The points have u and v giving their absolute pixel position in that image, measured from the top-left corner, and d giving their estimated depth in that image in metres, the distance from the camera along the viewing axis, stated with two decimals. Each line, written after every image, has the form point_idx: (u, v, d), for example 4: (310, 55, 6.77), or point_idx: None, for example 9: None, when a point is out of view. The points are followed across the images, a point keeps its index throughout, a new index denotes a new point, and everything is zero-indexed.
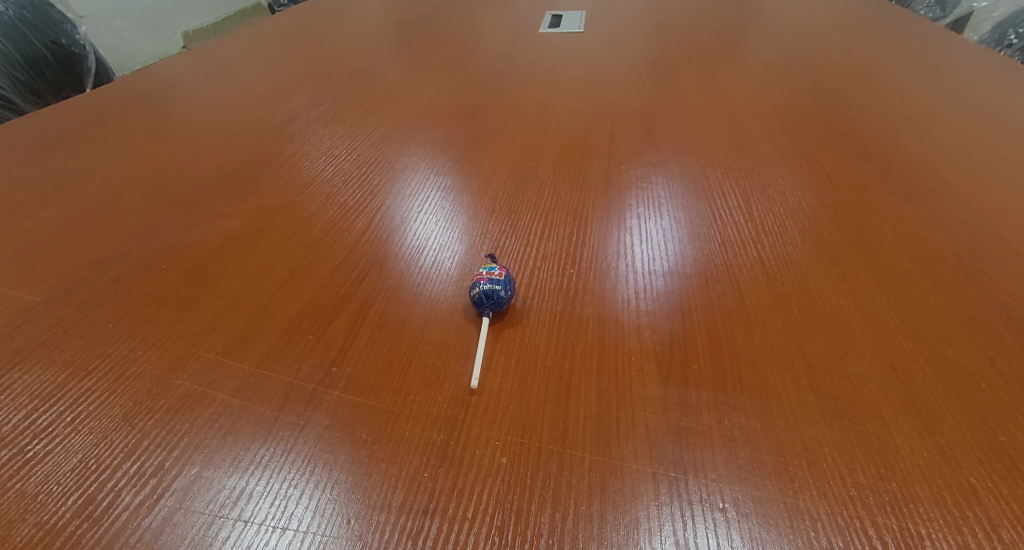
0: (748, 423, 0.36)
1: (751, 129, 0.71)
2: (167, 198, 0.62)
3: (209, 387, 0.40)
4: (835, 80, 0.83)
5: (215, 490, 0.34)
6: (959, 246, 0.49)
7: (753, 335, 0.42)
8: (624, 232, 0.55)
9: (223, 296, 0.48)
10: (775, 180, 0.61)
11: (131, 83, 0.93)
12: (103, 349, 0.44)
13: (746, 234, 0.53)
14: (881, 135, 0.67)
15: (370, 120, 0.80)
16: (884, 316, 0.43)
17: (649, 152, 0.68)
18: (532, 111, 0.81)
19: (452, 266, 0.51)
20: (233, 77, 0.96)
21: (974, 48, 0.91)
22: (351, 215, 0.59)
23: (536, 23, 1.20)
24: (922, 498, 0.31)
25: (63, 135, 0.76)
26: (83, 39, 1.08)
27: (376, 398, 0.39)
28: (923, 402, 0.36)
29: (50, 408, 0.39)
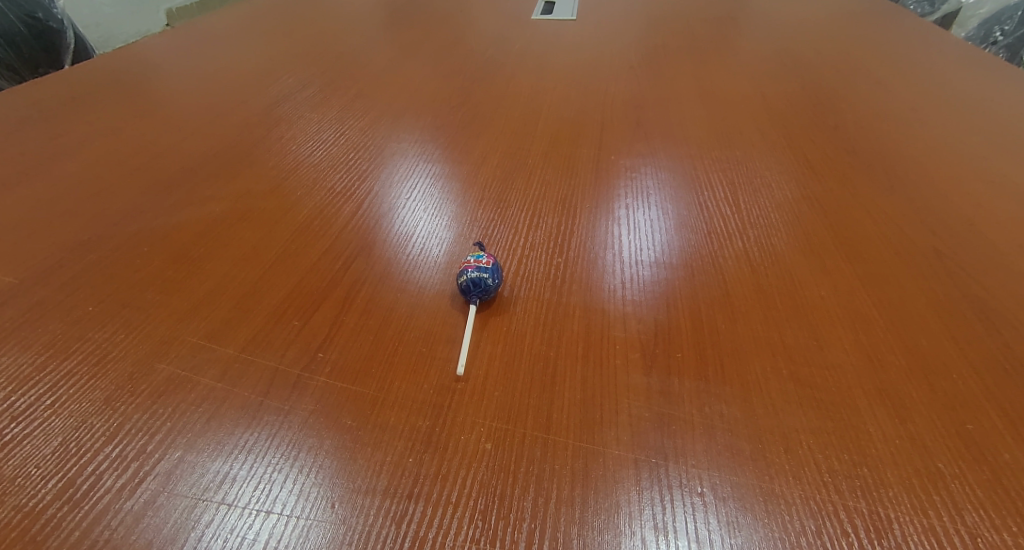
0: (728, 411, 0.36)
1: (741, 122, 0.72)
2: (149, 179, 0.61)
3: (192, 371, 0.40)
4: (823, 74, 0.84)
5: (199, 473, 0.34)
6: (938, 240, 0.50)
7: (736, 325, 0.42)
8: (613, 222, 0.55)
9: (207, 281, 0.48)
10: (763, 173, 0.61)
11: (112, 60, 0.91)
12: (82, 332, 0.43)
13: (732, 226, 0.53)
14: (866, 129, 0.68)
15: (359, 104, 0.79)
16: (863, 307, 0.44)
17: (639, 142, 0.68)
18: (524, 98, 0.81)
19: (440, 253, 0.51)
20: (218, 57, 0.94)
21: (960, 45, 0.92)
22: (338, 200, 0.59)
23: (529, 10, 1.19)
24: (892, 483, 0.32)
25: (40, 112, 0.74)
26: (61, 13, 1.05)
27: (362, 384, 0.39)
28: (897, 391, 0.37)
29: (28, 390, 0.39)
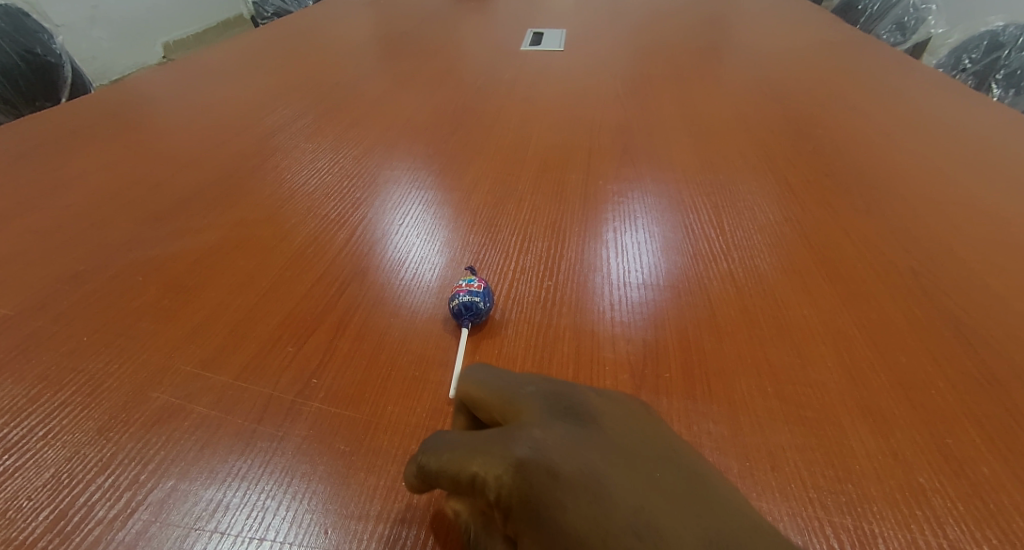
0: (716, 429, 0.37)
1: (723, 147, 0.74)
2: (146, 210, 0.62)
3: (187, 399, 0.40)
4: (802, 100, 0.87)
5: (191, 502, 0.34)
6: (915, 260, 0.52)
7: (723, 345, 0.43)
8: (601, 245, 0.56)
9: (202, 309, 0.48)
10: (746, 196, 0.63)
11: (110, 93, 0.93)
12: (77, 362, 0.43)
13: (717, 248, 0.55)
14: (844, 154, 0.71)
15: (353, 134, 0.81)
16: (844, 326, 0.45)
17: (626, 168, 0.70)
18: (513, 126, 0.83)
19: (432, 278, 0.52)
20: (215, 90, 0.96)
21: (931, 73, 0.96)
22: (333, 227, 0.60)
23: (519, 41, 1.23)
24: (876, 499, 0.33)
25: (38, 145, 0.76)
26: (60, 48, 1.07)
27: (356, 409, 0.39)
28: (878, 408, 0.38)
29: (21, 422, 0.39)
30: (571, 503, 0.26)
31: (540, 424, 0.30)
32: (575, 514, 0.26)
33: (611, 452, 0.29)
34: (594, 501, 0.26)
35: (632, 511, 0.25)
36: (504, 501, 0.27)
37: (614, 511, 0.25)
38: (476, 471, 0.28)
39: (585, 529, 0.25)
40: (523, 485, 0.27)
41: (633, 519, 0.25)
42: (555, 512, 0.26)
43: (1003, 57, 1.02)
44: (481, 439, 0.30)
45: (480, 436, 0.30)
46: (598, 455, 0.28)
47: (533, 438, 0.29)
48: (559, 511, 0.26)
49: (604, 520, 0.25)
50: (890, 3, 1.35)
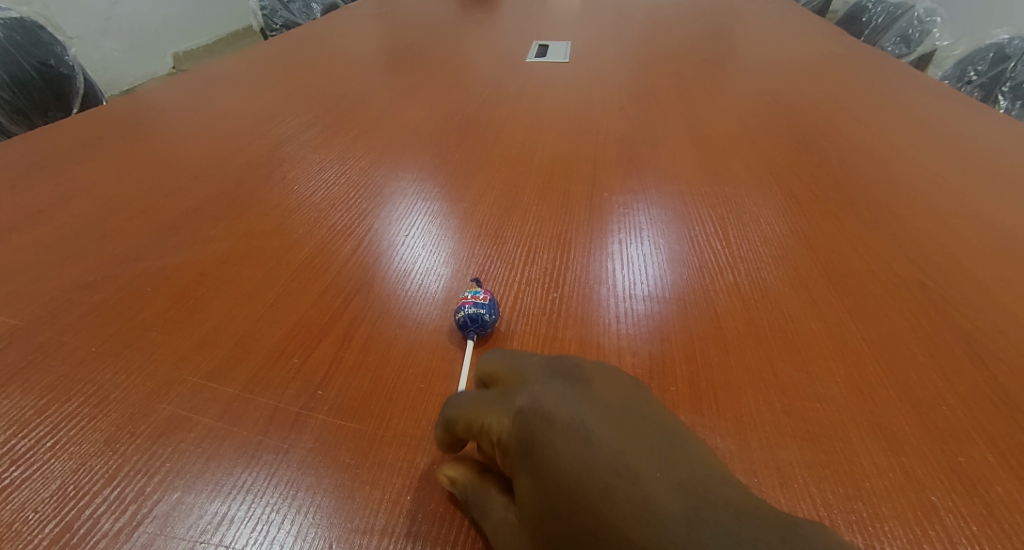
0: (723, 444, 0.37)
1: (728, 159, 0.74)
2: (155, 221, 0.62)
3: (193, 411, 0.40)
4: (806, 112, 0.87)
5: (196, 515, 0.34)
6: (922, 273, 0.51)
7: (729, 359, 0.43)
8: (606, 257, 0.56)
9: (209, 320, 0.49)
10: (752, 208, 0.63)
11: (121, 105, 0.94)
12: (84, 373, 0.44)
13: (723, 260, 0.55)
14: (849, 166, 0.71)
15: (360, 145, 0.82)
16: (852, 340, 0.45)
17: (631, 180, 0.70)
18: (518, 137, 0.84)
19: (438, 289, 0.52)
20: (224, 101, 0.97)
21: (936, 86, 0.96)
22: (339, 238, 0.60)
23: (524, 53, 1.24)
24: (887, 517, 0.33)
25: (50, 156, 0.77)
26: (73, 60, 1.09)
27: (361, 421, 0.39)
28: (888, 424, 0.38)
29: (29, 433, 0.39)
30: (559, 446, 0.29)
31: (541, 381, 0.34)
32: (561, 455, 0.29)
33: (602, 408, 0.31)
34: (581, 448, 0.29)
35: (614, 455, 0.28)
36: (507, 445, 0.31)
37: (597, 454, 0.28)
38: (488, 422, 0.33)
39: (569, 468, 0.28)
40: (521, 430, 0.31)
41: (614, 463, 0.28)
42: (547, 453, 0.29)
43: (1009, 69, 1.02)
44: (489, 401, 0.34)
45: (489, 395, 0.35)
46: (591, 410, 0.31)
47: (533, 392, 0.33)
48: (549, 452, 0.29)
49: (586, 462, 0.28)
50: (894, 15, 1.36)
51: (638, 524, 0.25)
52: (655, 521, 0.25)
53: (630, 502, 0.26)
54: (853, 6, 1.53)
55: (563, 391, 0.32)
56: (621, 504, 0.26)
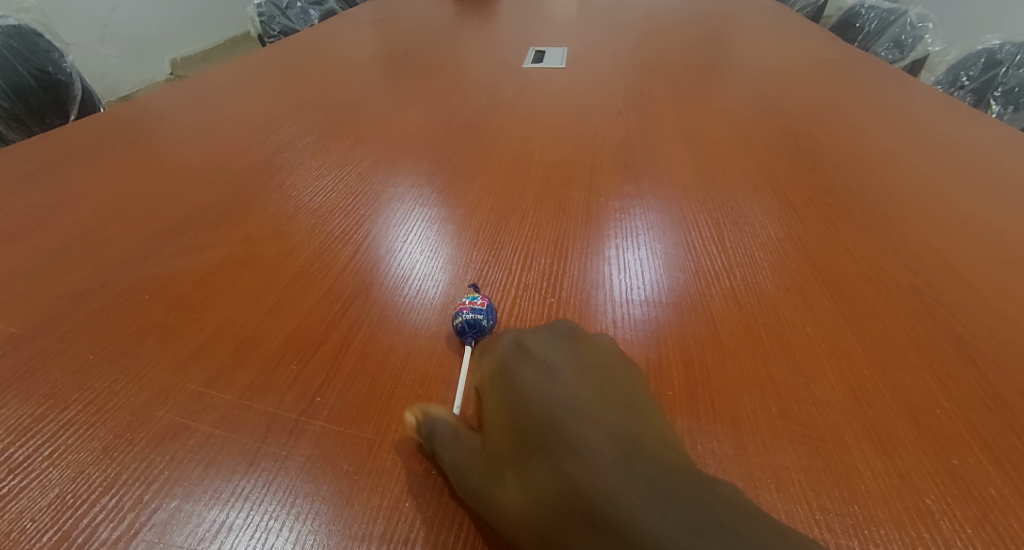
0: (719, 449, 0.37)
1: (724, 164, 0.75)
2: (153, 228, 0.63)
3: (191, 418, 0.40)
4: (801, 118, 0.88)
5: (195, 523, 0.34)
6: (916, 277, 0.52)
7: (726, 363, 0.44)
8: (603, 262, 0.57)
9: (207, 326, 0.49)
10: (747, 213, 0.63)
11: (119, 112, 0.94)
12: (82, 381, 0.44)
13: (719, 264, 0.55)
14: (844, 171, 0.72)
15: (357, 151, 0.82)
16: (847, 344, 0.45)
17: (627, 185, 0.71)
18: (515, 143, 0.84)
19: (436, 295, 0.52)
20: (222, 108, 0.97)
21: (929, 91, 0.97)
22: (337, 244, 0.60)
23: (521, 58, 1.25)
24: (882, 521, 0.33)
25: (47, 163, 0.77)
26: (71, 67, 1.09)
27: (360, 427, 0.40)
28: (883, 427, 0.38)
29: (27, 441, 0.39)
30: (528, 387, 0.34)
31: (545, 340, 0.39)
32: (534, 391, 0.33)
33: (579, 370, 0.35)
34: (546, 389, 0.33)
35: (575, 402, 0.32)
36: (495, 379, 0.36)
37: (564, 396, 0.32)
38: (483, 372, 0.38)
39: (535, 399, 0.33)
40: (504, 373, 0.36)
41: (569, 408, 0.31)
42: (519, 391, 0.34)
43: (1001, 74, 1.03)
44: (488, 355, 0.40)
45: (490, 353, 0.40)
46: (569, 369, 0.35)
47: (535, 345, 0.38)
48: (519, 389, 0.34)
49: (546, 400, 0.32)
50: (887, 21, 1.37)
51: (569, 452, 0.29)
52: (584, 452, 0.28)
53: (570, 435, 0.30)
54: (847, 11, 1.55)
55: (561, 352, 0.37)
56: (563, 434, 0.30)
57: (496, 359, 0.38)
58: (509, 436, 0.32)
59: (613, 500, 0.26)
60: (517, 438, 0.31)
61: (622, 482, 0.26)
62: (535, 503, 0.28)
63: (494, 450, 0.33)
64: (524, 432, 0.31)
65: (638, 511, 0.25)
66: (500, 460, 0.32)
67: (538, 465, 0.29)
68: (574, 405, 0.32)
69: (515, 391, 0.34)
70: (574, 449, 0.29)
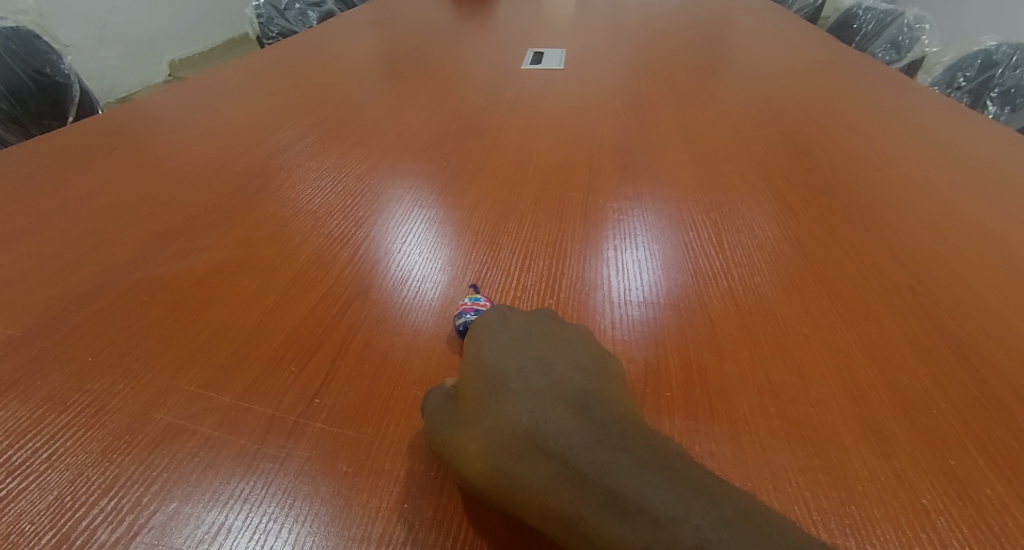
0: (718, 449, 0.37)
1: (721, 165, 0.75)
2: (152, 230, 0.63)
3: (190, 420, 0.40)
4: (799, 119, 0.88)
5: (193, 525, 0.34)
6: (913, 278, 0.52)
7: (724, 364, 0.44)
8: (602, 263, 0.57)
9: (206, 328, 0.49)
10: (745, 214, 0.64)
11: (118, 114, 0.94)
12: (81, 384, 0.44)
13: (717, 265, 0.55)
14: (841, 172, 0.72)
15: (356, 153, 0.83)
16: (844, 344, 0.45)
17: (626, 186, 0.71)
18: (514, 144, 0.85)
19: (434, 296, 0.53)
20: (221, 110, 0.97)
21: (926, 92, 0.97)
22: (336, 245, 0.60)
23: (520, 60, 1.25)
24: (879, 520, 0.33)
25: (46, 166, 0.77)
26: (69, 69, 1.09)
27: (358, 429, 0.40)
28: (880, 428, 0.38)
29: (25, 444, 0.39)
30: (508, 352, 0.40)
31: (527, 316, 0.45)
32: (511, 352, 0.40)
33: (554, 342, 0.42)
34: (524, 354, 0.39)
35: (547, 368, 0.38)
36: (479, 340, 0.43)
37: (536, 359, 0.39)
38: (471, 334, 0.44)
39: (511, 359, 0.39)
40: (490, 338, 0.42)
41: (539, 370, 0.38)
42: (498, 355, 0.40)
43: (997, 75, 1.03)
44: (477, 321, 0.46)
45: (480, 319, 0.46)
46: (546, 340, 0.42)
47: (518, 319, 0.45)
48: (500, 353, 0.40)
49: (521, 362, 0.39)
50: (884, 22, 1.38)
51: (534, 401, 0.35)
52: (547, 402, 0.35)
53: (537, 389, 0.36)
54: (844, 12, 1.55)
55: (539, 327, 0.44)
56: (531, 388, 0.36)
57: (482, 326, 0.44)
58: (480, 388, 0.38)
59: (568, 440, 0.32)
60: (490, 386, 0.38)
61: (577, 427, 0.33)
62: (495, 438, 0.34)
63: (464, 396, 0.39)
64: (495, 383, 0.37)
65: (588, 450, 0.31)
66: (468, 406, 0.38)
67: (505, 406, 0.35)
68: (543, 367, 0.38)
69: (495, 352, 0.40)
70: (539, 399, 0.35)
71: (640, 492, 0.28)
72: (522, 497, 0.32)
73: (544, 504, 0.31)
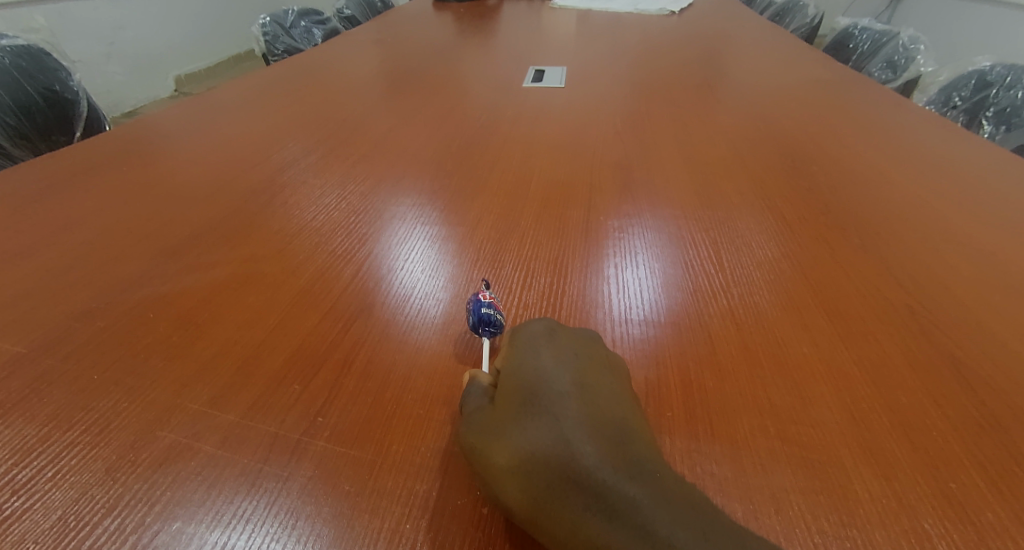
0: (719, 471, 0.37)
1: (721, 184, 0.76)
2: (158, 246, 0.63)
3: (193, 438, 0.41)
4: (796, 138, 0.90)
5: (197, 546, 0.34)
6: (911, 297, 0.53)
7: (724, 384, 0.44)
8: (603, 281, 0.57)
9: (211, 346, 0.49)
10: (744, 232, 0.64)
11: (126, 130, 0.96)
12: (86, 402, 0.44)
13: (717, 284, 0.56)
14: (839, 191, 0.73)
15: (360, 170, 0.84)
16: (844, 364, 0.45)
17: (626, 204, 0.72)
18: (515, 162, 0.86)
19: (437, 314, 0.53)
20: (227, 127, 0.99)
21: (922, 111, 0.99)
22: (339, 262, 0.61)
23: (521, 78, 1.27)
24: (880, 545, 0.33)
25: (55, 182, 0.78)
26: (77, 86, 1.12)
27: (361, 448, 0.40)
28: (880, 450, 0.39)
29: (31, 462, 0.39)
30: (552, 369, 0.38)
31: (576, 336, 0.44)
32: (557, 370, 0.38)
33: (596, 365, 0.40)
34: (568, 372, 0.38)
35: (588, 392, 0.37)
36: (523, 351, 0.41)
37: (581, 382, 0.37)
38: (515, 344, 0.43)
39: (557, 376, 0.37)
40: (533, 350, 0.41)
41: (580, 392, 0.36)
42: (541, 368, 0.38)
43: (992, 95, 1.04)
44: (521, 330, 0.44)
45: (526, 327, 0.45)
46: (588, 362, 0.40)
47: (564, 335, 0.43)
48: (544, 367, 0.38)
49: (563, 380, 0.37)
50: (880, 42, 1.40)
51: (574, 426, 0.33)
52: (585, 429, 0.33)
53: (578, 413, 0.34)
54: (840, 32, 1.58)
55: (585, 347, 0.42)
56: (572, 411, 0.35)
57: (527, 337, 0.43)
58: (517, 401, 0.36)
59: (603, 474, 0.31)
60: (530, 400, 0.36)
61: (612, 462, 0.32)
62: (530, 456, 0.33)
63: (500, 405, 0.37)
64: (536, 398, 0.36)
65: (620, 483, 0.31)
66: (501, 418, 0.36)
67: (542, 426, 0.34)
68: (586, 392, 0.36)
69: (538, 365, 0.39)
70: (577, 424, 0.34)
71: (669, 530, 0.29)
72: (545, 521, 0.31)
73: (569, 532, 0.30)
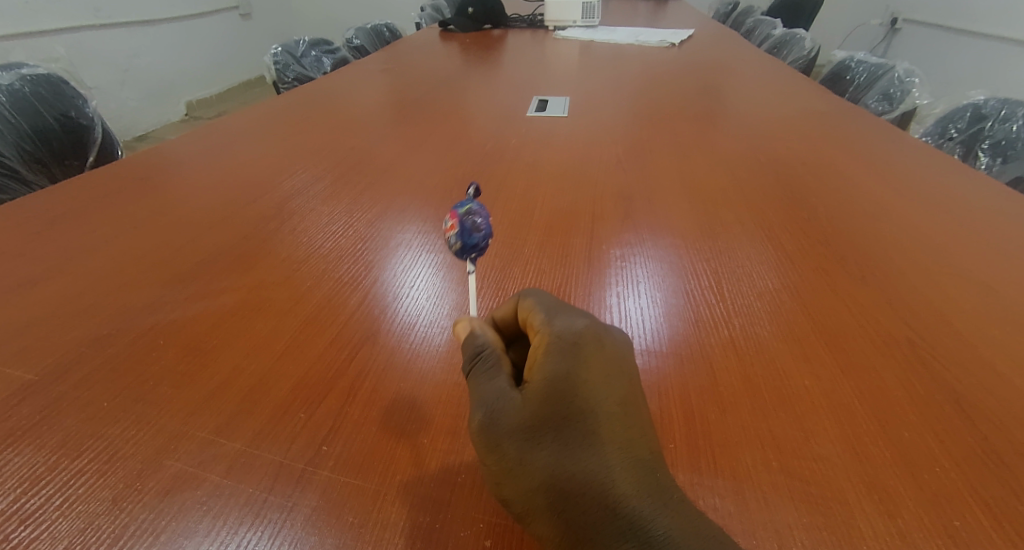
0: (722, 505, 0.37)
1: (721, 213, 0.77)
2: (169, 273, 0.65)
3: (200, 467, 0.41)
4: (795, 169, 0.91)
5: None
6: (910, 330, 0.53)
7: (726, 416, 0.44)
8: (605, 310, 0.58)
9: (219, 373, 0.50)
10: (745, 262, 0.65)
11: (140, 158, 0.98)
12: (94, 430, 0.44)
13: (718, 314, 0.56)
14: (838, 221, 0.74)
15: (366, 197, 0.85)
16: (845, 398, 0.46)
17: (628, 233, 0.73)
18: (519, 190, 0.88)
19: (441, 342, 0.54)
20: (237, 154, 1.01)
21: (918, 143, 1.01)
22: (346, 290, 0.62)
23: (525, 107, 1.30)
24: None
25: (70, 209, 0.80)
26: (93, 112, 1.15)
27: (365, 478, 0.40)
28: (883, 485, 0.39)
29: (38, 491, 0.40)
30: (597, 385, 0.36)
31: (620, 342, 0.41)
32: (604, 390, 0.36)
33: (632, 380, 0.39)
34: (611, 392, 0.37)
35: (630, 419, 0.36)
36: (566, 351, 0.38)
37: (623, 405, 0.36)
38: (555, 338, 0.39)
39: (603, 397, 0.36)
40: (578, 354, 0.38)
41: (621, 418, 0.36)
42: (587, 381, 0.36)
43: (988, 127, 1.07)
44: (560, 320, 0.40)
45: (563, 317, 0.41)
46: (626, 375, 0.38)
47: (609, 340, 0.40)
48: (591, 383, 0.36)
49: (606, 401, 0.36)
50: (876, 74, 1.43)
51: (618, 457, 0.34)
52: (626, 462, 0.34)
53: (618, 442, 0.34)
54: (836, 65, 1.61)
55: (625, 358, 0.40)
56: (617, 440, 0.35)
57: (575, 336, 0.39)
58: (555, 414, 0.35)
59: (637, 504, 0.32)
60: (573, 418, 0.35)
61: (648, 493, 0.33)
62: (570, 478, 0.33)
63: (534, 409, 0.35)
64: (583, 420, 0.35)
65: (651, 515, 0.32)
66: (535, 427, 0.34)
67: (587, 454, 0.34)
68: (628, 417, 0.36)
69: (584, 376, 0.36)
70: (621, 456, 0.34)
71: None
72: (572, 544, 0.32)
73: None
